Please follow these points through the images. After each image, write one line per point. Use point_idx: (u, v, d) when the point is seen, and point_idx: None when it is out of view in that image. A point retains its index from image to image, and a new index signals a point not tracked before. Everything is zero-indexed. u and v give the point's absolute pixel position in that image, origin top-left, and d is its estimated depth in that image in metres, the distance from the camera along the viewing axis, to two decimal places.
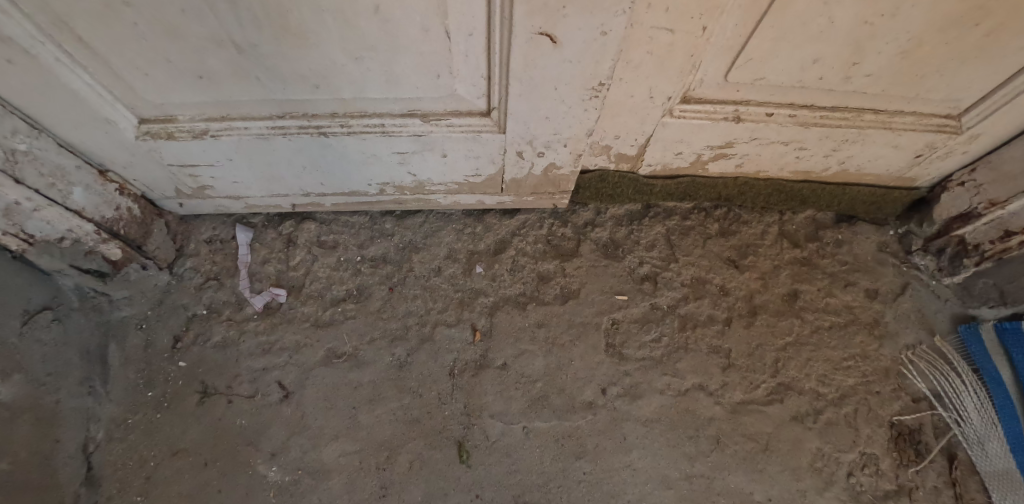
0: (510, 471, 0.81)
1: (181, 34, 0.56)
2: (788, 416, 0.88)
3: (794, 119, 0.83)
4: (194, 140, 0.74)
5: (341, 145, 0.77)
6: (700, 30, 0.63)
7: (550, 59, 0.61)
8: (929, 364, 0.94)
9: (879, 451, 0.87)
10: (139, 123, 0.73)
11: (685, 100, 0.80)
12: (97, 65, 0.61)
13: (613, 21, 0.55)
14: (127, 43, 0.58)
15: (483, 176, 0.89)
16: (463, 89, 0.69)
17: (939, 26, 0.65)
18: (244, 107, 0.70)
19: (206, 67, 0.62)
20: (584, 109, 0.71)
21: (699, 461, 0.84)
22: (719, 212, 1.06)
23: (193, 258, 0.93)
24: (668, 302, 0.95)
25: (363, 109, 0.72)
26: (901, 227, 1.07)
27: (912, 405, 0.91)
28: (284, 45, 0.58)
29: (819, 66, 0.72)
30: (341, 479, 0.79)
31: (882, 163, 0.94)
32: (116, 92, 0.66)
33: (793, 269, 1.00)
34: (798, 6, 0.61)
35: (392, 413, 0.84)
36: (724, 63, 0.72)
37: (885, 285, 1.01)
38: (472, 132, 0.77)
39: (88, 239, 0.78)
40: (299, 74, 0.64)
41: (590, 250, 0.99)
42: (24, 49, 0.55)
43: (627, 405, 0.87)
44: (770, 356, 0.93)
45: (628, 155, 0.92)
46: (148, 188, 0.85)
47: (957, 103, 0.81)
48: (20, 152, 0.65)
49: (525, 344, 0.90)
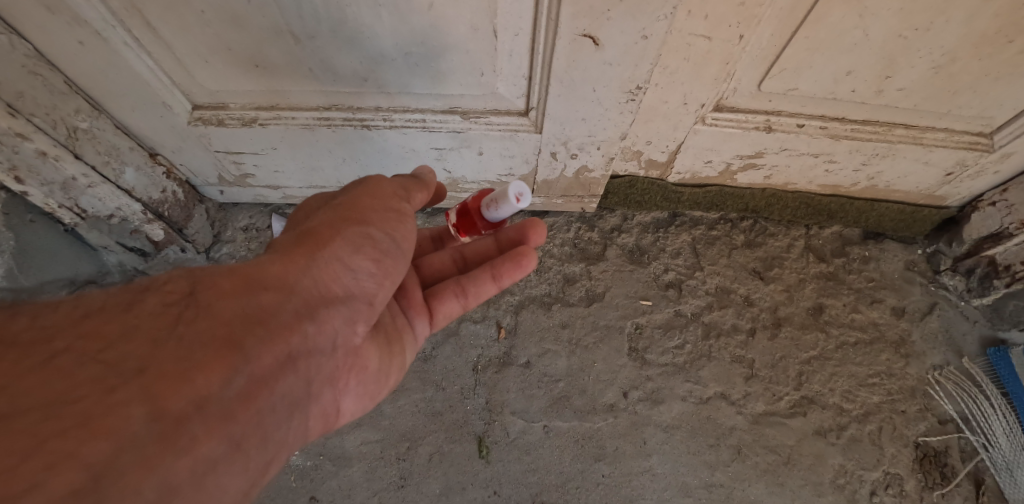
0: (529, 470, 0.81)
1: (243, 24, 0.59)
2: (811, 430, 0.87)
3: (825, 132, 0.84)
4: (243, 127, 0.76)
5: (382, 138, 0.80)
6: (736, 38, 0.65)
7: (591, 60, 0.63)
8: (956, 386, 0.92)
9: (904, 472, 0.85)
10: (193, 109, 0.75)
11: (718, 108, 0.81)
12: (161, 50, 0.64)
13: (655, 26, 0.57)
14: (191, 31, 0.61)
15: (516, 176, 0.91)
16: (504, 88, 0.71)
17: (974, 43, 0.66)
18: (293, 98, 0.73)
19: (263, 56, 0.65)
20: (620, 112, 0.73)
21: (719, 470, 0.83)
22: (745, 224, 1.06)
23: (229, 244, 0.96)
24: (692, 310, 0.95)
25: (406, 104, 0.75)
26: (930, 247, 1.06)
27: (939, 427, 0.89)
28: (339, 38, 0.61)
29: (852, 78, 0.73)
30: (361, 467, 0.81)
31: (912, 180, 0.94)
32: (175, 78, 0.69)
33: (819, 283, 1.00)
34: (834, 18, 0.63)
35: (415, 404, 0.85)
36: (758, 74, 0.73)
37: (912, 303, 1.00)
38: (509, 131, 0.78)
39: (134, 218, 0.82)
40: (350, 67, 0.67)
41: (616, 255, 0.99)
42: (96, 31, 0.59)
43: (649, 409, 0.86)
44: (794, 369, 0.92)
45: (658, 162, 0.94)
46: (193, 174, 0.88)
47: (990, 121, 0.81)
48: (81, 130, 0.70)
49: (549, 344, 0.90)
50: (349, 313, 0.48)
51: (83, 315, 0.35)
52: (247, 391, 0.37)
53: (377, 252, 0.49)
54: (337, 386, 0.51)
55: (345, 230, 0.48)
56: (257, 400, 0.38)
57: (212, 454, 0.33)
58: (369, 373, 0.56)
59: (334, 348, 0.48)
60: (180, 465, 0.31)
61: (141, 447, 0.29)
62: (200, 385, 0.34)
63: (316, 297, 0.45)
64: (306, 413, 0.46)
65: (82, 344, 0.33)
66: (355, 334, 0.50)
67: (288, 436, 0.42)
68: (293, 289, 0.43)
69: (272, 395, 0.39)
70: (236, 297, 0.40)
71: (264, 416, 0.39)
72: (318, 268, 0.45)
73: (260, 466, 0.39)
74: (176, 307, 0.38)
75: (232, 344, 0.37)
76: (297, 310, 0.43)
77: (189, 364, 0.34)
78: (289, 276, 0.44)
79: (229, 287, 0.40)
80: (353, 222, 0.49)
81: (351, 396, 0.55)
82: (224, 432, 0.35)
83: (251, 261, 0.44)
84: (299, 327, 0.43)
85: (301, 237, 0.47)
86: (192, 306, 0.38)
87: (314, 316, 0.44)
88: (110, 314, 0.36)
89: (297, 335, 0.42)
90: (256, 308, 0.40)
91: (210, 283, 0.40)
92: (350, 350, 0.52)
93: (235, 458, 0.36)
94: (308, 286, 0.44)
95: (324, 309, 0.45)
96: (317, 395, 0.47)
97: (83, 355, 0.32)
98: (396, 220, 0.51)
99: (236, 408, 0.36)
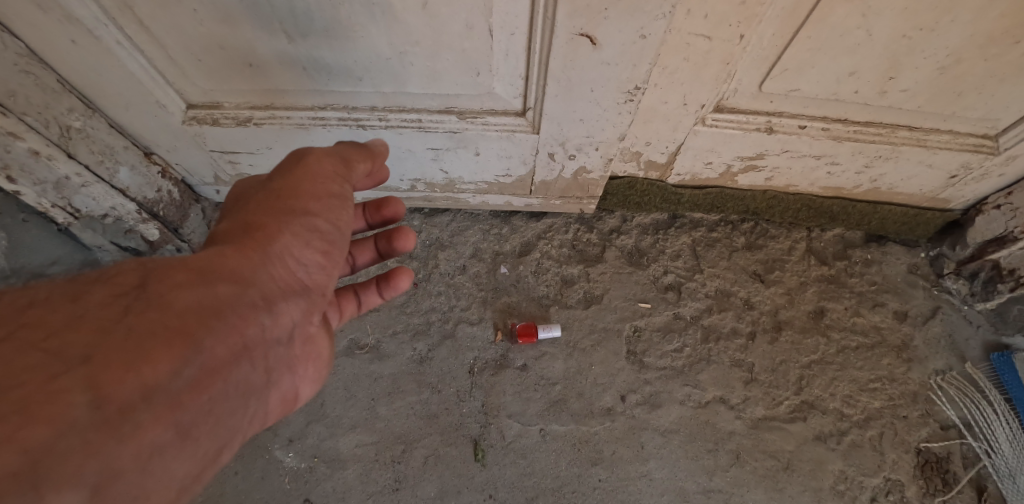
0: (525, 473, 0.80)
1: (237, 22, 0.59)
2: (811, 435, 0.86)
3: (828, 133, 0.83)
4: (238, 126, 0.76)
5: (378, 138, 0.79)
6: (736, 38, 0.64)
7: (588, 60, 0.62)
8: (958, 391, 0.91)
9: (905, 478, 0.84)
10: (187, 108, 0.74)
11: (718, 108, 0.80)
12: (154, 48, 0.63)
13: (653, 25, 0.56)
14: (183, 29, 0.60)
15: (514, 176, 0.90)
16: (501, 88, 0.70)
17: (980, 43, 0.64)
18: (288, 97, 0.72)
19: (256, 54, 0.64)
20: (618, 113, 0.72)
21: (718, 475, 0.82)
22: (746, 226, 1.05)
23: None
24: (691, 313, 0.94)
25: (402, 104, 0.74)
26: (933, 250, 1.05)
27: (941, 433, 0.88)
28: (333, 36, 0.60)
29: (855, 79, 0.72)
30: (355, 470, 0.80)
31: (915, 182, 0.93)
32: (169, 77, 0.69)
33: (820, 286, 0.99)
34: (836, 18, 0.62)
35: (411, 407, 0.84)
36: (759, 74, 0.72)
37: (914, 307, 0.99)
38: (506, 131, 0.78)
39: (129, 217, 0.81)
40: (344, 65, 0.66)
41: (615, 257, 0.98)
42: (88, 29, 0.58)
43: (647, 413, 0.85)
44: (794, 373, 0.91)
45: (657, 163, 0.93)
46: (188, 173, 0.88)
47: (995, 123, 0.80)
48: (75, 129, 0.69)
49: (546, 346, 0.89)
50: (297, 305, 0.47)
51: (26, 303, 0.33)
52: (200, 379, 0.35)
53: (322, 242, 0.50)
54: (288, 377, 0.50)
55: (293, 220, 0.48)
56: (211, 390, 0.36)
57: (160, 441, 0.31)
58: (316, 359, 0.55)
59: (287, 338, 0.47)
60: (124, 452, 0.29)
61: (83, 433, 0.27)
62: (148, 373, 0.31)
63: (272, 288, 0.44)
64: (264, 401, 0.45)
65: (22, 330, 0.30)
66: (304, 323, 0.50)
67: (237, 425, 0.41)
68: (250, 280, 0.42)
69: (227, 384, 0.38)
70: (194, 284, 0.38)
71: (217, 404, 0.37)
72: (270, 258, 0.45)
73: (210, 451, 0.37)
74: (126, 295, 0.35)
75: (189, 332, 0.34)
76: (255, 302, 0.41)
77: (142, 351, 0.31)
78: (246, 267, 0.42)
79: (185, 274, 0.38)
80: (298, 213, 0.49)
81: (299, 386, 0.53)
82: (174, 421, 0.33)
83: (205, 251, 0.42)
84: (256, 315, 0.41)
85: (250, 225, 0.47)
86: (144, 294, 0.36)
87: (269, 307, 0.43)
88: (55, 302, 0.33)
89: (254, 326, 0.41)
90: (214, 296, 0.38)
91: (161, 269, 0.38)
92: (301, 337, 0.51)
93: (182, 447, 0.34)
94: (264, 277, 0.43)
95: (278, 299, 0.44)
96: (270, 385, 0.46)
97: (23, 341, 0.29)
98: (336, 204, 0.52)
99: (188, 398, 0.34)
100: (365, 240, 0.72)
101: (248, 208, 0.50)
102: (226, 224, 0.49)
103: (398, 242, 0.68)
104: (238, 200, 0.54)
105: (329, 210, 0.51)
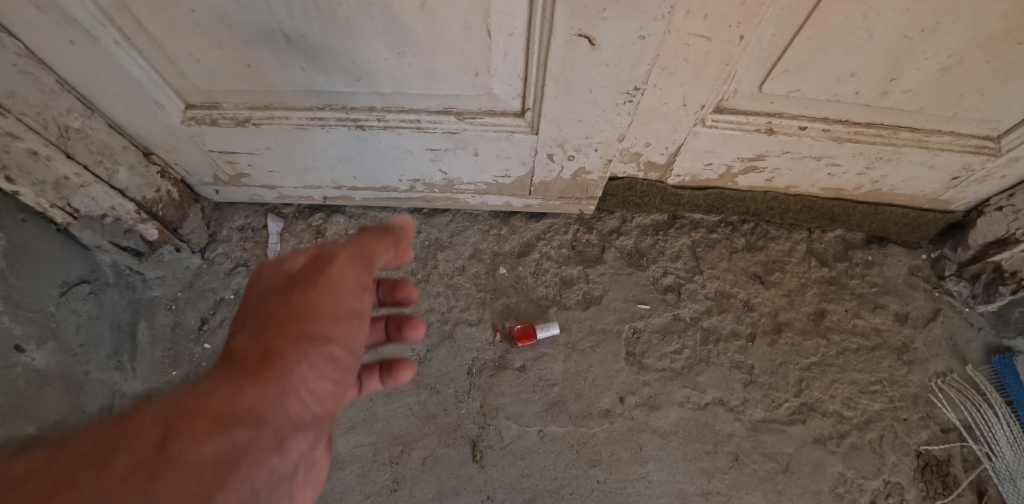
0: (523, 475, 0.80)
1: (234, 23, 0.59)
2: (810, 438, 0.86)
3: (827, 134, 0.82)
4: (236, 127, 0.76)
5: (376, 138, 0.79)
6: (736, 39, 0.64)
7: (587, 61, 0.62)
8: (959, 394, 0.91)
9: (904, 481, 0.84)
10: (185, 108, 0.75)
11: (718, 109, 0.79)
12: (152, 49, 0.63)
13: (652, 25, 0.55)
14: (181, 29, 0.60)
15: (513, 177, 0.90)
16: (500, 88, 0.70)
17: (981, 44, 0.64)
18: (287, 97, 0.72)
19: (254, 54, 0.64)
20: (617, 114, 0.72)
21: (716, 477, 0.82)
22: (746, 227, 1.04)
23: (225, 244, 0.96)
24: (691, 314, 0.94)
25: (400, 104, 0.74)
26: (934, 252, 1.04)
27: (941, 435, 0.88)
28: (331, 37, 0.60)
29: (856, 80, 0.72)
30: (354, 470, 0.80)
31: (916, 184, 0.92)
32: (167, 77, 0.69)
33: (820, 288, 0.98)
34: (837, 19, 0.61)
35: (409, 407, 0.84)
36: (760, 75, 0.72)
37: (915, 309, 0.98)
38: (505, 132, 0.77)
39: (128, 217, 0.81)
40: (342, 66, 0.66)
41: (615, 258, 0.98)
42: (86, 30, 0.58)
43: (646, 415, 0.85)
44: (794, 375, 0.90)
45: (657, 164, 0.93)
46: (188, 173, 0.89)
47: (997, 124, 0.79)
48: (73, 129, 0.69)
49: (545, 347, 0.89)
50: (305, 435, 0.45)
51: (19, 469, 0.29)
52: None
53: (336, 370, 0.48)
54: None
55: (311, 346, 0.45)
56: None
57: None
58: (316, 480, 0.52)
59: (291, 472, 0.44)
60: None
61: None
62: None
63: (283, 426, 0.41)
64: None
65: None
66: (308, 453, 0.47)
67: None
68: (263, 422, 0.39)
69: None
70: (211, 435, 0.35)
71: None
72: (286, 389, 0.42)
73: None
74: (139, 450, 0.32)
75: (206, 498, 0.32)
76: (267, 445, 0.39)
77: None
78: (262, 406, 0.40)
79: (203, 424, 0.35)
80: (318, 336, 0.46)
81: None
82: None
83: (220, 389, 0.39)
84: (268, 456, 0.39)
85: (267, 352, 0.44)
86: (158, 446, 0.33)
87: (280, 448, 0.40)
88: (54, 466, 0.29)
89: (264, 470, 0.38)
90: (231, 447, 0.36)
91: (177, 414, 0.35)
92: (302, 465, 0.47)
93: None
94: (277, 417, 0.41)
95: (288, 436, 0.42)
96: None
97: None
98: (355, 324, 0.49)
99: None
100: (376, 318, 0.71)
101: (263, 319, 0.47)
102: (239, 341, 0.46)
103: (411, 326, 0.68)
104: (248, 302, 0.50)
105: (347, 331, 0.48)
